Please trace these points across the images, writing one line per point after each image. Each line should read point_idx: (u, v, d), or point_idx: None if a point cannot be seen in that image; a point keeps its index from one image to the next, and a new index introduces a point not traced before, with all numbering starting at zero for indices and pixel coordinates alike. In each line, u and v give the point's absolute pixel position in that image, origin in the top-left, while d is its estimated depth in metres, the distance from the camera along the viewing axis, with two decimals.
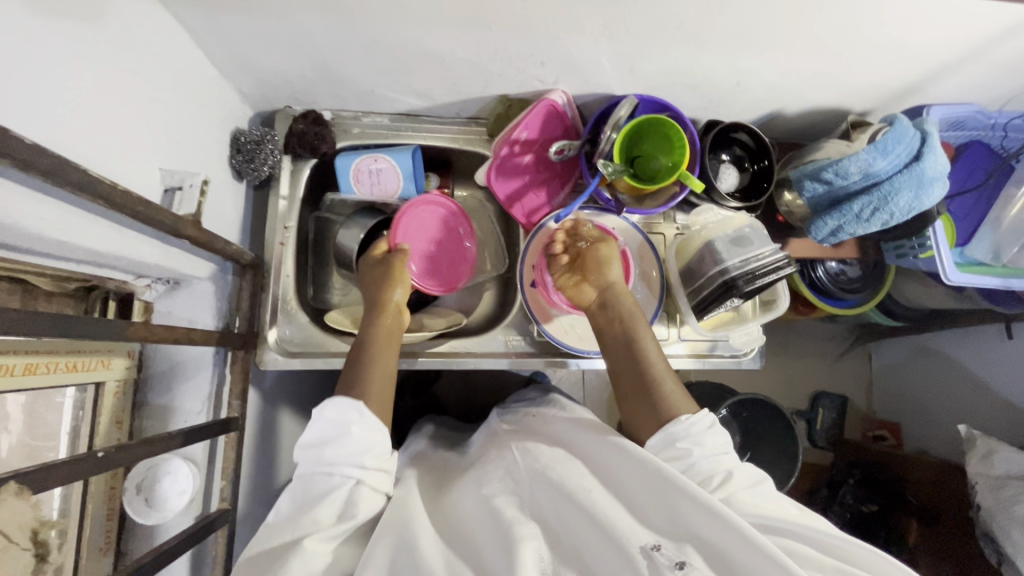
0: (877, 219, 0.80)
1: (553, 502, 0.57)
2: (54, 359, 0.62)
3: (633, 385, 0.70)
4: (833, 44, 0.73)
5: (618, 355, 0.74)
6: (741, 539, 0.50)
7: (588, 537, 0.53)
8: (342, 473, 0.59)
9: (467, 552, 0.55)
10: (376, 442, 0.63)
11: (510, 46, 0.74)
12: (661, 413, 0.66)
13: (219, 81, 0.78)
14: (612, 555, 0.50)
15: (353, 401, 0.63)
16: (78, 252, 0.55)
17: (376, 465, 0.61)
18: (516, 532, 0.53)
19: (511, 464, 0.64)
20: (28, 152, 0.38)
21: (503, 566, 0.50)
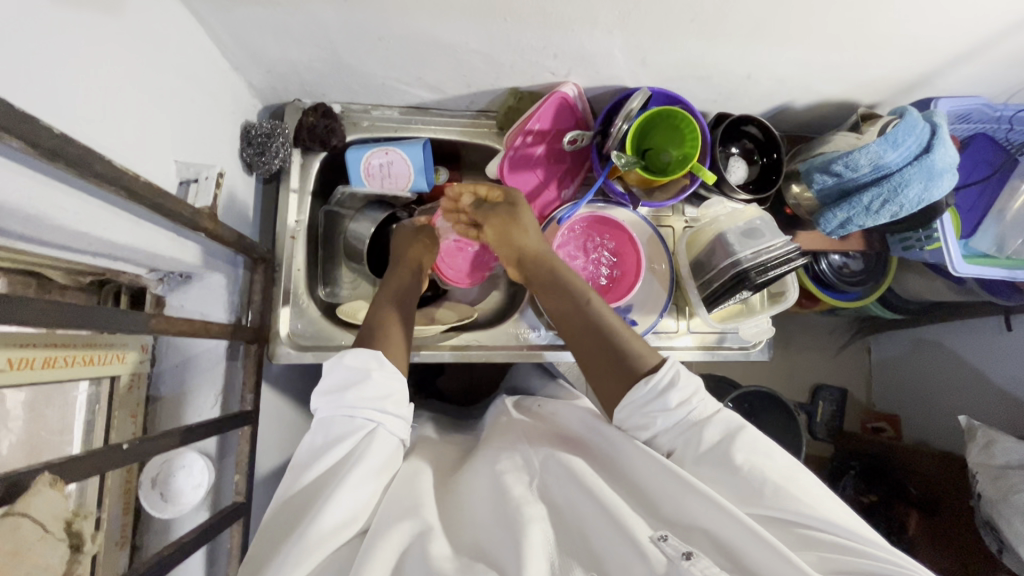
0: (887, 210, 0.80)
1: (564, 489, 0.58)
2: (72, 352, 0.61)
3: (593, 351, 0.67)
4: (845, 36, 0.74)
5: (570, 312, 0.70)
6: (752, 538, 0.50)
7: (597, 521, 0.53)
8: (364, 415, 0.60)
9: (475, 538, 0.54)
10: (395, 389, 0.63)
11: (523, 39, 0.74)
12: (629, 373, 0.63)
13: (230, 73, 0.78)
14: (619, 537, 0.50)
15: (371, 350, 0.65)
16: (97, 245, 0.55)
17: (397, 412, 0.62)
18: (524, 511, 0.53)
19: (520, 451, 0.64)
20: (54, 142, 0.38)
21: (510, 545, 0.50)
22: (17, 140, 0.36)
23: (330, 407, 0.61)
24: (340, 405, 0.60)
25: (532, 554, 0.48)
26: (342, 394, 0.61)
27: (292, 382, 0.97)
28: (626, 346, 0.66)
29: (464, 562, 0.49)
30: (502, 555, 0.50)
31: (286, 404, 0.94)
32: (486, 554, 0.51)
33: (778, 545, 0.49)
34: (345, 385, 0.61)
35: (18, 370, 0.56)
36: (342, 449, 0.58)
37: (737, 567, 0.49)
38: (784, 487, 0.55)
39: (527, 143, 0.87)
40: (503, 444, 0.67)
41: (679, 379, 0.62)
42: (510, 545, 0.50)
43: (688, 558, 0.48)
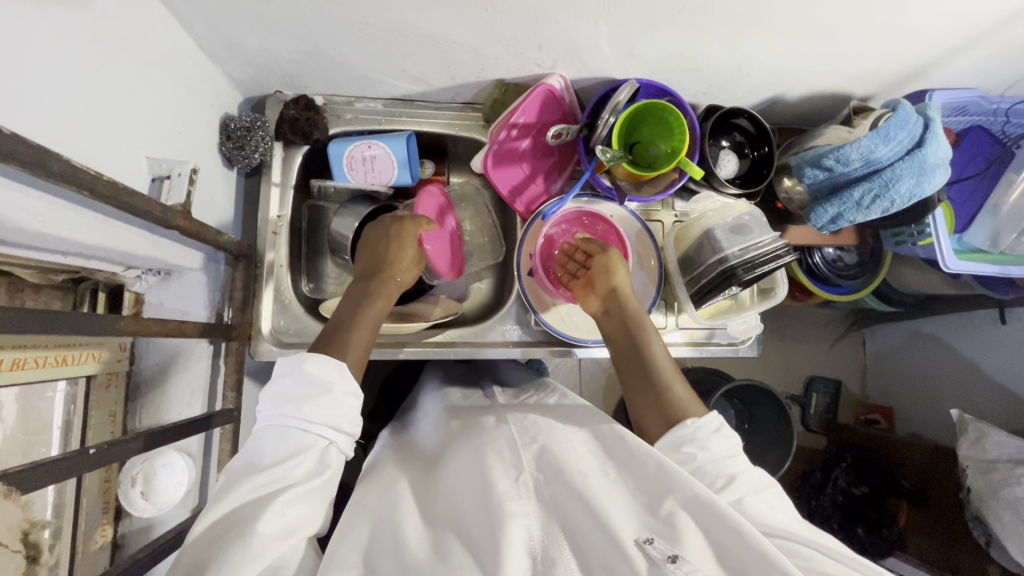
0: (877, 206, 0.79)
1: (549, 484, 0.58)
2: (42, 353, 0.60)
3: (640, 386, 0.70)
4: (839, 26, 0.71)
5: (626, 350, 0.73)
6: (739, 538, 0.50)
7: (582, 518, 0.53)
8: (319, 430, 0.59)
9: (451, 519, 0.57)
10: (351, 407, 0.63)
11: (507, 29, 0.72)
12: (669, 416, 0.66)
13: (207, 64, 0.76)
14: (603, 535, 0.50)
15: (336, 362, 0.64)
16: (65, 245, 0.53)
17: (351, 432, 0.62)
18: (506, 508, 0.53)
19: (511, 438, 0.64)
20: (4, 142, 0.37)
21: (490, 543, 0.50)
22: None
23: (277, 414, 0.60)
24: (293, 417, 0.59)
25: (511, 549, 0.48)
26: (297, 406, 0.59)
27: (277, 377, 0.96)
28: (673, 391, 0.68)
29: (439, 547, 0.53)
30: (484, 549, 0.50)
31: None
32: (459, 533, 0.54)
33: (758, 540, 0.50)
34: (301, 395, 0.60)
35: None
36: (295, 462, 0.57)
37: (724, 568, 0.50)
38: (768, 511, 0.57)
39: (512, 137, 0.86)
40: (490, 431, 0.68)
41: (724, 429, 0.65)
42: (487, 532, 0.51)
43: (673, 562, 0.48)
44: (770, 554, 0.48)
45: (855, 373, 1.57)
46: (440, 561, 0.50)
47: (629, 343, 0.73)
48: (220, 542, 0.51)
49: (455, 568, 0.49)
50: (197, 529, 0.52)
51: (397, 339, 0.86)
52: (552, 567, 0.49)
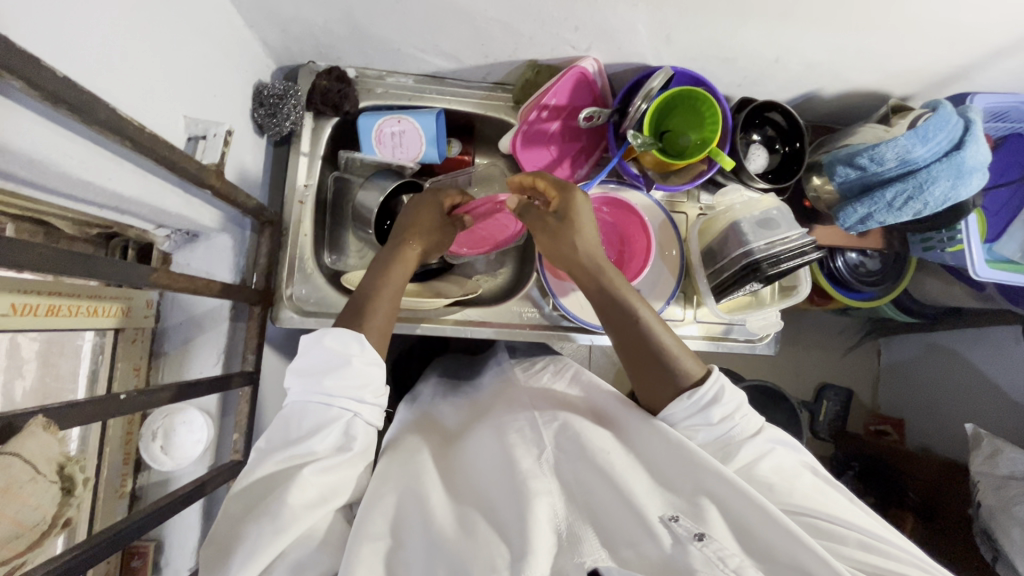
0: (910, 208, 0.78)
1: (570, 462, 0.60)
2: (76, 302, 0.61)
3: (646, 363, 0.69)
4: (885, 20, 0.70)
5: (625, 326, 0.71)
6: (765, 517, 0.52)
7: (605, 494, 0.55)
8: (343, 403, 0.60)
9: (475, 496, 0.59)
10: (373, 376, 0.63)
11: (545, 8, 0.71)
12: (673, 385, 0.67)
13: (244, 30, 0.76)
14: (629, 516, 0.52)
15: (354, 333, 0.63)
16: (104, 196, 0.54)
17: (374, 401, 0.62)
18: (530, 485, 0.54)
19: (531, 416, 0.66)
20: (56, 85, 0.37)
21: (517, 519, 0.51)
22: (18, 80, 0.35)
23: (304, 391, 0.61)
24: (317, 391, 0.60)
25: (537, 527, 0.50)
26: (319, 378, 0.61)
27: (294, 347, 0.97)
28: (676, 360, 0.68)
29: (465, 524, 0.54)
30: (512, 527, 0.51)
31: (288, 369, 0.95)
32: (484, 512, 0.56)
33: (784, 519, 0.52)
34: (322, 369, 0.61)
35: (21, 316, 0.56)
36: (322, 434, 0.58)
37: (753, 549, 0.52)
38: (808, 495, 0.60)
39: (542, 118, 0.85)
40: (512, 410, 0.70)
41: (723, 396, 0.65)
42: (513, 512, 0.52)
43: (700, 540, 0.50)
44: (798, 534, 0.50)
45: (867, 383, 1.55)
46: (467, 536, 0.52)
47: (625, 310, 0.71)
48: (249, 518, 0.53)
49: (484, 543, 0.50)
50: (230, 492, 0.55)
51: (419, 316, 0.87)
52: (577, 545, 0.50)
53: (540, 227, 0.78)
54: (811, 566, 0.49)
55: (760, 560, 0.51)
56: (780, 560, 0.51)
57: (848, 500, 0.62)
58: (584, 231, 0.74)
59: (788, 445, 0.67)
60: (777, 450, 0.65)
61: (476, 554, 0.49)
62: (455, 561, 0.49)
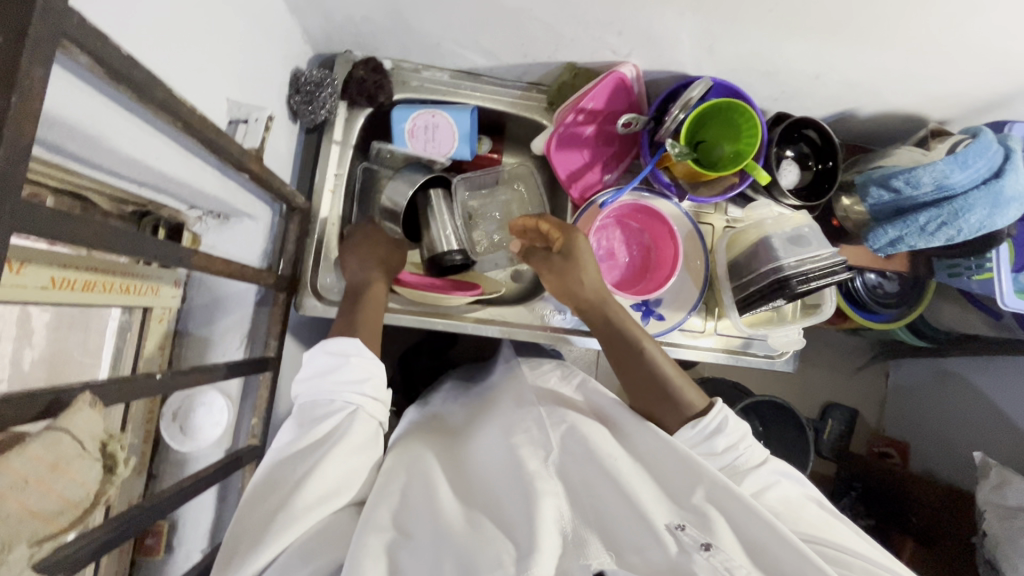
0: (943, 233, 0.77)
1: (578, 466, 0.60)
2: (110, 279, 0.62)
3: (651, 394, 0.71)
4: (934, 43, 0.69)
5: (629, 357, 0.73)
6: (772, 532, 0.52)
7: (613, 499, 0.54)
8: (346, 397, 0.62)
9: (484, 498, 0.58)
10: (373, 373, 0.65)
11: (591, 11, 0.71)
12: (679, 416, 0.68)
13: (287, 15, 0.76)
14: (636, 523, 0.51)
15: (353, 340, 0.66)
16: (147, 173, 0.54)
17: (375, 395, 0.64)
18: (537, 486, 0.54)
19: (538, 417, 0.66)
20: (120, 62, 0.37)
21: (524, 518, 0.51)
22: (85, 55, 0.35)
23: (311, 392, 0.63)
24: (321, 391, 0.62)
25: (543, 529, 0.49)
26: (320, 379, 0.63)
27: (312, 334, 0.97)
28: (679, 392, 0.70)
29: (473, 521, 0.53)
30: (517, 527, 0.51)
31: None
32: (489, 510, 0.55)
33: (788, 536, 0.52)
34: (324, 371, 0.63)
35: (60, 290, 0.56)
36: (328, 424, 0.60)
37: (761, 562, 0.52)
38: (815, 532, 0.60)
39: (578, 122, 0.86)
40: (517, 408, 0.69)
41: (727, 426, 0.67)
42: (521, 512, 0.52)
43: (706, 549, 0.50)
44: (806, 552, 0.51)
45: (873, 403, 1.54)
46: (475, 532, 0.51)
47: (627, 342, 0.74)
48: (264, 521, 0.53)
49: (490, 539, 0.50)
50: (246, 488, 0.56)
51: (440, 312, 0.88)
52: (582, 547, 0.49)
53: (546, 268, 0.80)
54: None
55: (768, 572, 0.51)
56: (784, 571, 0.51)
57: (853, 533, 0.61)
58: (590, 269, 0.76)
59: (793, 478, 0.67)
60: (782, 482, 0.65)
61: (483, 549, 0.48)
62: (463, 552, 0.48)
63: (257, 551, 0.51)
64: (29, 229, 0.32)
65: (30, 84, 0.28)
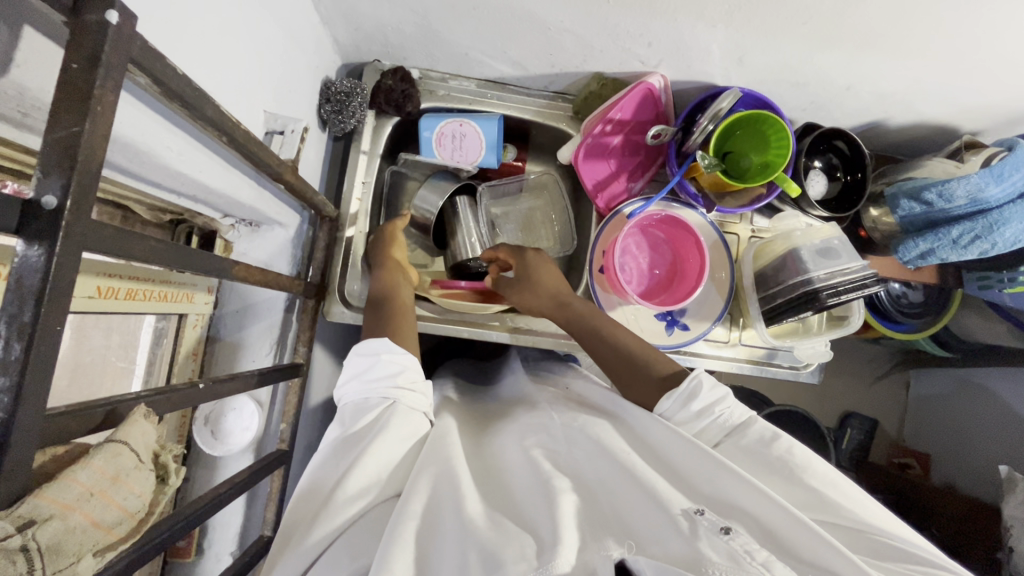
0: (976, 247, 0.76)
1: (595, 465, 0.58)
2: (150, 287, 0.63)
3: (628, 376, 0.70)
4: (970, 55, 0.69)
5: (606, 348, 0.74)
6: (789, 519, 0.48)
7: (633, 496, 0.52)
8: (381, 393, 0.62)
9: (505, 493, 0.57)
10: (408, 367, 0.65)
11: (623, 22, 0.71)
12: (658, 391, 0.66)
13: (319, 26, 0.77)
14: (655, 515, 0.49)
15: (383, 339, 0.67)
16: (188, 185, 0.55)
17: (410, 386, 0.64)
18: (554, 484, 0.53)
19: (550, 422, 0.66)
20: (178, 82, 0.38)
21: (544, 515, 0.49)
22: (146, 76, 0.36)
23: (360, 390, 0.63)
24: (359, 391, 0.63)
25: (566, 523, 0.48)
26: (358, 380, 0.64)
27: (336, 339, 0.98)
28: (647, 366, 0.69)
29: (494, 515, 0.52)
30: (536, 522, 0.50)
31: (330, 362, 0.96)
32: (511, 500, 0.55)
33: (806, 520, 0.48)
34: (359, 372, 0.65)
35: (104, 298, 0.57)
36: (369, 417, 0.60)
37: (779, 549, 0.48)
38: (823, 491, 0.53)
39: (605, 132, 0.86)
40: (533, 414, 0.69)
41: (701, 389, 0.62)
42: (540, 509, 0.51)
43: (726, 533, 0.46)
44: (818, 534, 0.47)
45: (893, 413, 1.52)
46: (496, 526, 0.49)
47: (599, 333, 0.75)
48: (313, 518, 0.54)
49: (512, 533, 0.48)
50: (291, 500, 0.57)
51: (472, 322, 0.89)
52: (601, 539, 0.47)
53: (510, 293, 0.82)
54: (834, 565, 0.45)
55: (789, 561, 0.47)
56: (805, 560, 0.47)
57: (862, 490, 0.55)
58: (545, 277, 0.79)
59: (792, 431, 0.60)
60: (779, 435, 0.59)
61: (506, 541, 0.47)
62: (486, 544, 0.47)
63: (304, 541, 0.53)
64: (93, 245, 0.33)
65: (101, 107, 0.29)
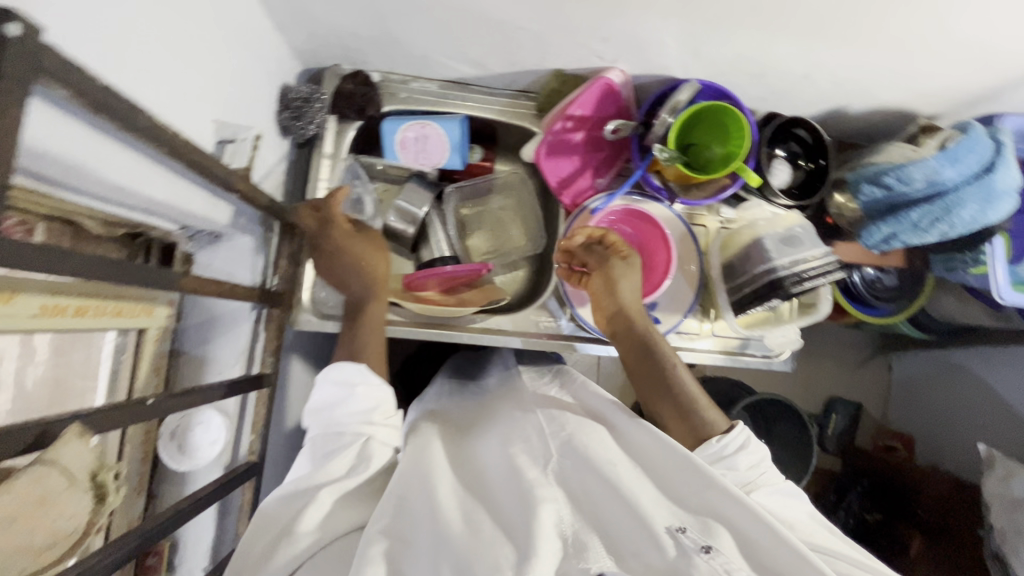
0: (936, 229, 0.77)
1: (578, 472, 0.57)
2: (103, 303, 0.62)
3: (670, 405, 0.72)
4: (920, 40, 0.69)
5: (657, 373, 0.74)
6: (772, 537, 0.51)
7: (613, 503, 0.53)
8: (354, 429, 0.62)
9: (484, 496, 0.57)
10: (382, 401, 0.65)
11: (576, 19, 0.71)
12: (699, 433, 0.69)
13: (273, 33, 0.76)
14: (633, 525, 0.51)
15: (357, 366, 0.66)
16: (133, 199, 0.54)
17: (384, 421, 0.64)
18: (536, 493, 0.52)
19: (539, 424, 0.64)
20: (102, 94, 0.38)
21: (523, 523, 0.50)
22: (66, 89, 0.35)
23: (326, 425, 0.63)
24: (330, 423, 0.63)
25: (543, 534, 0.48)
26: (330, 411, 0.64)
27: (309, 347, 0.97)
28: (700, 411, 0.70)
29: (470, 517, 0.53)
30: (517, 530, 0.50)
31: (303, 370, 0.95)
32: (488, 507, 0.55)
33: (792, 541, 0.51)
34: (331, 403, 0.64)
35: (49, 316, 0.55)
36: (341, 456, 0.60)
37: (757, 565, 0.51)
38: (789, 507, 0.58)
39: (567, 129, 0.85)
40: (520, 415, 0.67)
41: (750, 444, 0.66)
42: (521, 517, 0.51)
43: (707, 552, 0.48)
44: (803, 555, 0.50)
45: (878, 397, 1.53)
46: (474, 532, 0.50)
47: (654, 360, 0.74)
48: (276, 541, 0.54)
49: (489, 541, 0.49)
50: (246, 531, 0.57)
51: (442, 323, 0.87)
52: (583, 550, 0.48)
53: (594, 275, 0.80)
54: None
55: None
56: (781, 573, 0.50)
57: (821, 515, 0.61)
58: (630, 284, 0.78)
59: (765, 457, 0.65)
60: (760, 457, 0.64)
61: (481, 553, 0.47)
62: (462, 557, 0.47)
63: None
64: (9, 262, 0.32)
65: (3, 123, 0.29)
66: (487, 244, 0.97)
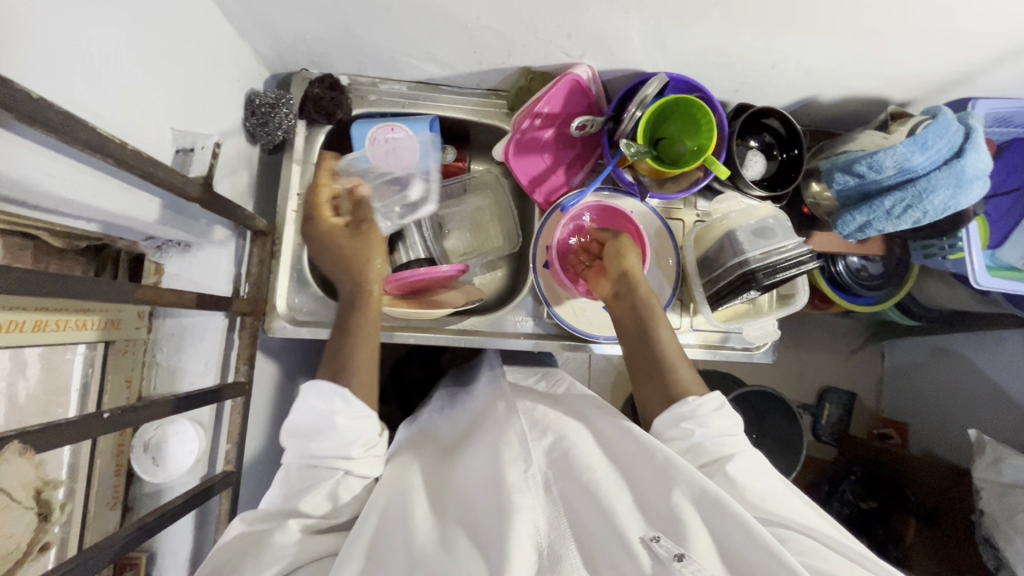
0: (909, 216, 0.76)
1: (560, 480, 0.57)
2: (64, 316, 0.62)
3: (645, 367, 0.73)
4: (884, 27, 0.69)
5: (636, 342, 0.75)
6: (750, 541, 0.50)
7: (591, 515, 0.53)
8: (329, 465, 0.61)
9: (460, 510, 0.57)
10: (363, 430, 0.63)
11: (537, 16, 0.70)
12: (669, 395, 0.69)
13: (236, 39, 0.75)
14: (609, 535, 0.50)
15: (337, 389, 0.63)
16: (88, 211, 0.54)
17: (364, 454, 0.63)
18: (513, 501, 0.52)
19: (522, 428, 0.63)
20: (34, 106, 0.37)
21: (498, 533, 0.49)
22: None
23: (299, 457, 0.62)
24: (304, 455, 0.62)
25: (517, 545, 0.48)
26: (305, 442, 0.62)
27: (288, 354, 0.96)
28: (672, 369, 0.70)
29: (446, 538, 0.53)
30: (491, 541, 0.50)
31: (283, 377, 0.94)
32: (465, 520, 0.55)
33: (768, 541, 0.49)
34: (308, 431, 0.62)
35: (7, 331, 0.56)
36: (311, 497, 0.59)
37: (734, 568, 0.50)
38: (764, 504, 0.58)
39: (536, 126, 0.85)
40: (502, 418, 0.67)
41: (724, 407, 0.66)
42: (495, 528, 0.50)
43: (679, 561, 0.47)
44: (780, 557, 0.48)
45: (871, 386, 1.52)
46: (448, 553, 0.50)
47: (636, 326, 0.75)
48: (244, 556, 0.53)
49: (461, 560, 0.49)
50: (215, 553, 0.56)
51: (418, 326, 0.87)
52: (557, 563, 0.48)
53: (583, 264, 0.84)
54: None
55: None
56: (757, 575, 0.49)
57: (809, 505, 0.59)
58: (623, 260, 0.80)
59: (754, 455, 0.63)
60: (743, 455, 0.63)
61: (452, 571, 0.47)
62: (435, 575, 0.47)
63: None
64: None
65: None
66: (462, 245, 0.96)
